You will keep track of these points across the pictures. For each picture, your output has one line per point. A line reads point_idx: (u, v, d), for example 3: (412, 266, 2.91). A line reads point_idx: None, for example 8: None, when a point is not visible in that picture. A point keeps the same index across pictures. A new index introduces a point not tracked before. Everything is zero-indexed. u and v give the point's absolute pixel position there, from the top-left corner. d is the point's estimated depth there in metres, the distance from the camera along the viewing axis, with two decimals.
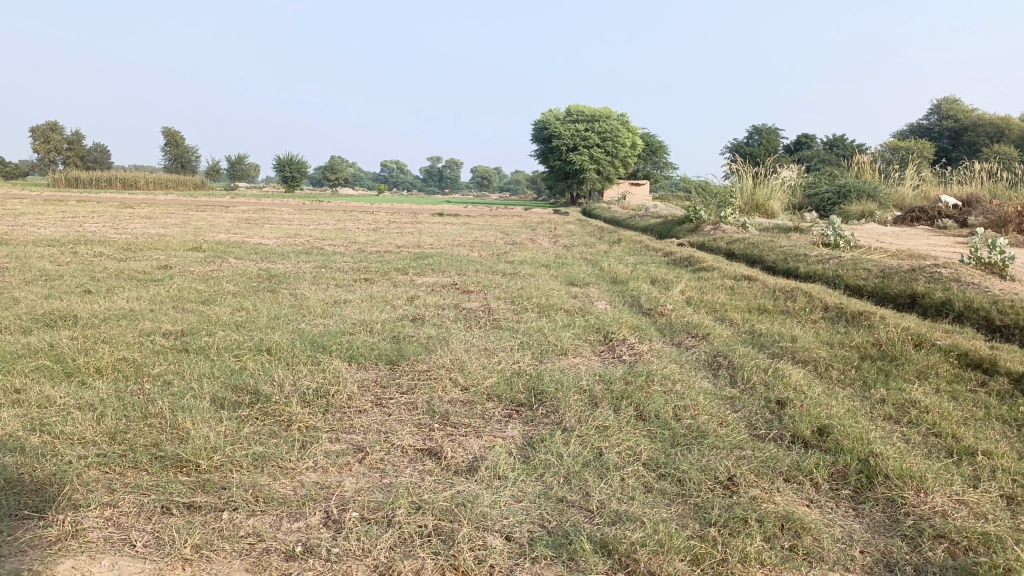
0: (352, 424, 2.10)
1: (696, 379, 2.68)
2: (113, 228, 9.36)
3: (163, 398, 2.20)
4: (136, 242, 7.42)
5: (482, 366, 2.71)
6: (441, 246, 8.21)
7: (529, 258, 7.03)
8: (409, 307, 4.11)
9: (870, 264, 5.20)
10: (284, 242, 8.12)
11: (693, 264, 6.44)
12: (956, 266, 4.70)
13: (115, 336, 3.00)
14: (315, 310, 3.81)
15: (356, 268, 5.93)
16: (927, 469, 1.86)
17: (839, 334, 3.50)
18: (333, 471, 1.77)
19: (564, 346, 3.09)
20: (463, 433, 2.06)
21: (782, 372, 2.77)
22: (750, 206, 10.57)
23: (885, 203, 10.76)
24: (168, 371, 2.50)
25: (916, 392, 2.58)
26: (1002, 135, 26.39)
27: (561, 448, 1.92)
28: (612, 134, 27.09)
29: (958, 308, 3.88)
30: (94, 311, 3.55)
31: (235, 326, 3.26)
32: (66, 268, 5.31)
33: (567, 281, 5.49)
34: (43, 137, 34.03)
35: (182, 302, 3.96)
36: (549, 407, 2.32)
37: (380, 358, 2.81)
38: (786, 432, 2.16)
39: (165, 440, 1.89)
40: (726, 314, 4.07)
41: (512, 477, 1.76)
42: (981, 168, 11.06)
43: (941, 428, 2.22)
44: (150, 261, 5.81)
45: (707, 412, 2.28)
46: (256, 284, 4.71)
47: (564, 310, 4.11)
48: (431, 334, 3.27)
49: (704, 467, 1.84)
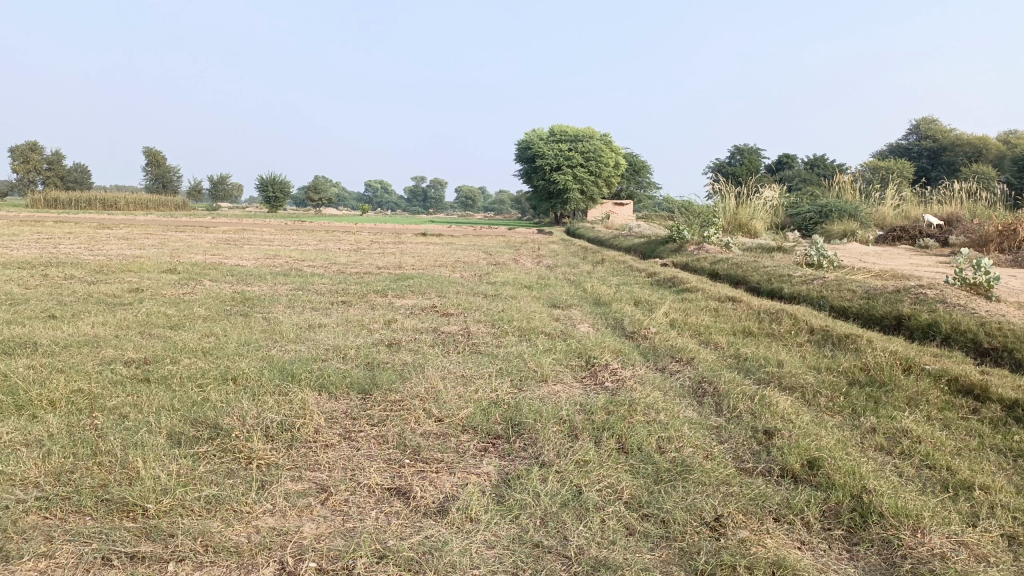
0: (317, 461, 1.98)
1: (680, 409, 2.57)
2: (89, 249, 9.19)
3: (116, 434, 2.07)
4: (109, 263, 7.26)
5: (458, 395, 2.59)
6: (423, 267, 8.09)
7: (512, 279, 6.93)
8: (387, 331, 3.99)
9: (854, 284, 5.15)
10: (262, 263, 7.98)
11: (677, 285, 6.37)
12: (941, 287, 4.65)
13: (73, 365, 2.86)
14: (287, 335, 3.68)
15: (334, 290, 5.79)
16: (924, 507, 1.76)
17: (826, 358, 3.42)
18: (292, 515, 1.65)
19: (545, 373, 2.98)
20: (435, 470, 1.94)
21: (769, 400, 2.67)
22: (733, 226, 10.55)
23: (867, 222, 10.77)
24: (124, 404, 2.37)
25: (907, 420, 2.49)
26: (981, 155, 26.74)
27: (538, 486, 1.81)
28: (596, 154, 27.16)
29: (944, 330, 3.82)
30: (55, 338, 3.40)
31: (201, 354, 3.13)
32: (33, 292, 5.14)
33: (549, 303, 5.39)
34: (23, 157, 33.68)
35: (150, 328, 3.82)
36: (526, 439, 2.21)
37: (352, 387, 2.69)
38: (775, 465, 2.06)
39: (113, 481, 1.76)
40: (710, 337, 3.97)
41: (485, 519, 1.64)
42: (960, 187, 11.12)
43: (935, 461, 2.13)
44: (120, 284, 5.64)
45: (692, 445, 2.18)
46: (229, 308, 4.58)
47: (545, 334, 4.00)
48: (406, 361, 3.15)
49: (688, 507, 1.73)
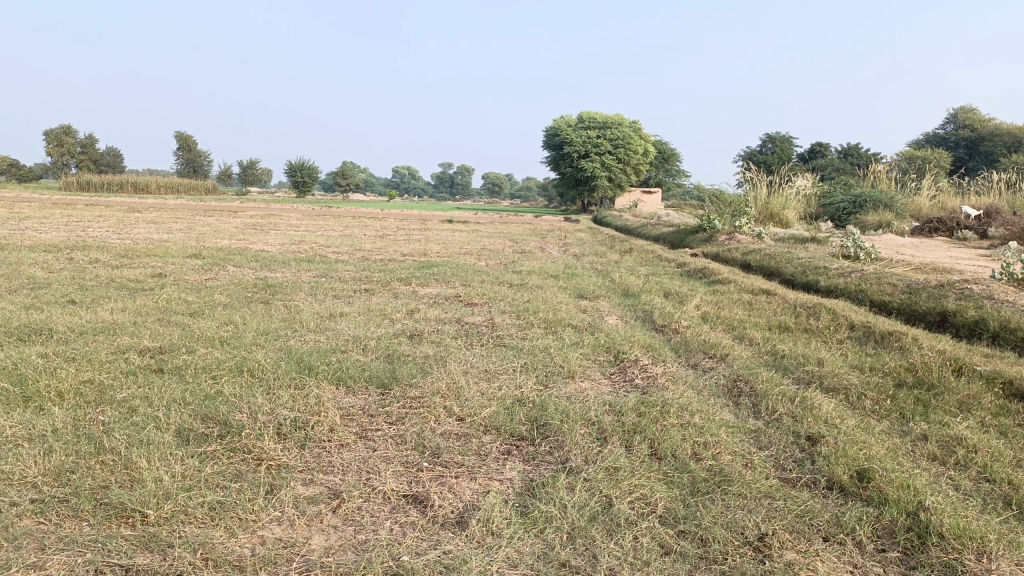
0: (331, 463, 1.87)
1: (715, 411, 2.42)
2: (116, 233, 9.24)
3: (122, 430, 1.97)
4: (135, 247, 7.24)
5: (480, 393, 2.46)
6: (449, 255, 7.99)
7: (538, 268, 6.79)
8: (409, 321, 3.88)
9: (895, 278, 4.94)
10: (287, 249, 7.92)
11: (708, 276, 6.18)
12: (988, 282, 4.43)
13: (86, 354, 2.78)
14: (307, 325, 3.58)
15: (357, 277, 5.70)
16: (987, 528, 1.60)
17: (869, 357, 3.24)
18: (300, 524, 1.54)
19: (572, 369, 2.85)
20: (455, 476, 1.82)
21: (811, 402, 2.51)
22: (764, 215, 10.30)
23: (903, 213, 10.46)
24: (134, 397, 2.27)
25: (961, 427, 2.32)
26: (1020, 145, 26.07)
27: (565, 497, 1.68)
28: (625, 141, 26.83)
29: (993, 328, 3.62)
30: (72, 325, 3.32)
31: (218, 343, 3.03)
32: (56, 275, 5.11)
33: (576, 293, 5.25)
34: (56, 140, 34.15)
35: (169, 314, 3.75)
36: (552, 442, 2.08)
37: (370, 381, 2.58)
38: (821, 477, 1.91)
39: (114, 483, 1.66)
40: (745, 332, 3.81)
41: (508, 534, 1.51)
42: (999, 178, 10.77)
43: (995, 473, 1.97)
44: (144, 269, 5.59)
45: (731, 451, 2.04)
46: (250, 295, 4.50)
47: (572, 326, 3.86)
48: (428, 354, 3.02)
49: (728, 523, 1.60)
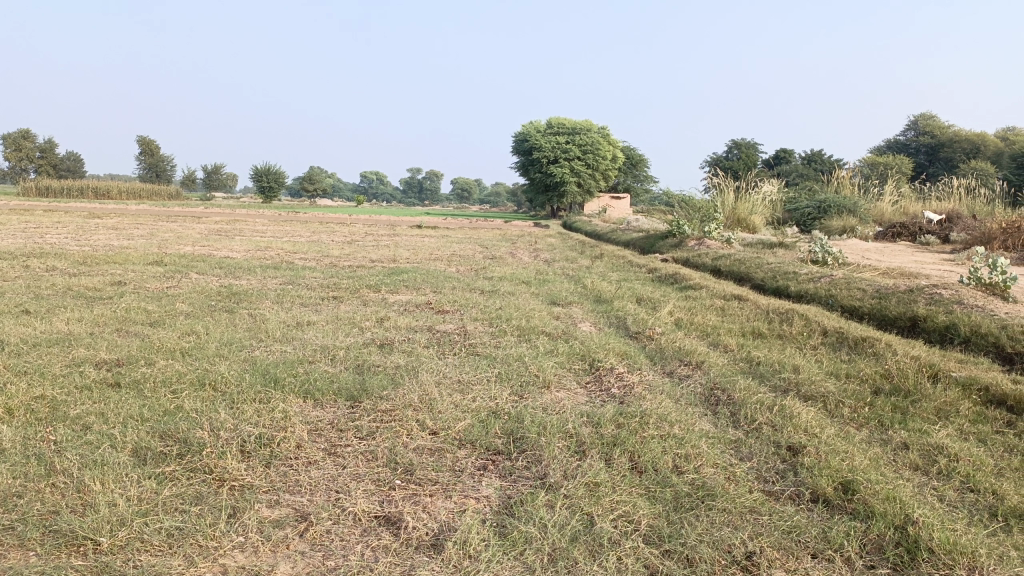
0: (297, 482, 1.78)
1: (694, 420, 2.37)
2: (74, 239, 8.98)
3: (75, 450, 1.86)
4: (95, 254, 7.03)
5: (454, 405, 2.38)
6: (417, 260, 7.88)
7: (509, 273, 6.71)
8: (379, 330, 3.79)
9: (864, 283, 4.96)
10: (252, 255, 7.76)
11: (679, 281, 6.17)
12: (955, 287, 4.46)
13: (39, 367, 2.64)
14: (273, 334, 3.46)
15: (325, 285, 5.58)
16: (978, 542, 1.57)
17: (844, 364, 3.22)
18: (265, 551, 1.45)
19: (547, 379, 2.78)
20: (428, 494, 1.74)
21: (790, 410, 2.47)
22: (732, 220, 10.34)
23: (866, 219, 10.60)
24: (89, 413, 2.16)
25: (940, 436, 2.30)
26: (979, 152, 26.66)
27: (545, 515, 1.61)
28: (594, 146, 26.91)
29: (964, 333, 3.64)
30: (25, 337, 3.17)
31: (179, 355, 2.91)
32: (10, 284, 4.92)
33: (548, 300, 5.18)
34: (14, 144, 33.33)
35: (128, 325, 3.61)
36: (529, 456, 2.01)
37: (339, 394, 2.48)
38: (804, 489, 1.87)
39: (66, 508, 1.56)
40: (719, 338, 3.78)
41: (486, 557, 1.44)
42: (960, 184, 10.96)
43: (978, 483, 1.94)
44: (103, 277, 5.41)
45: (712, 463, 1.98)
46: (213, 304, 4.36)
47: (545, 334, 3.80)
48: (398, 364, 2.94)
49: (714, 541, 1.54)
